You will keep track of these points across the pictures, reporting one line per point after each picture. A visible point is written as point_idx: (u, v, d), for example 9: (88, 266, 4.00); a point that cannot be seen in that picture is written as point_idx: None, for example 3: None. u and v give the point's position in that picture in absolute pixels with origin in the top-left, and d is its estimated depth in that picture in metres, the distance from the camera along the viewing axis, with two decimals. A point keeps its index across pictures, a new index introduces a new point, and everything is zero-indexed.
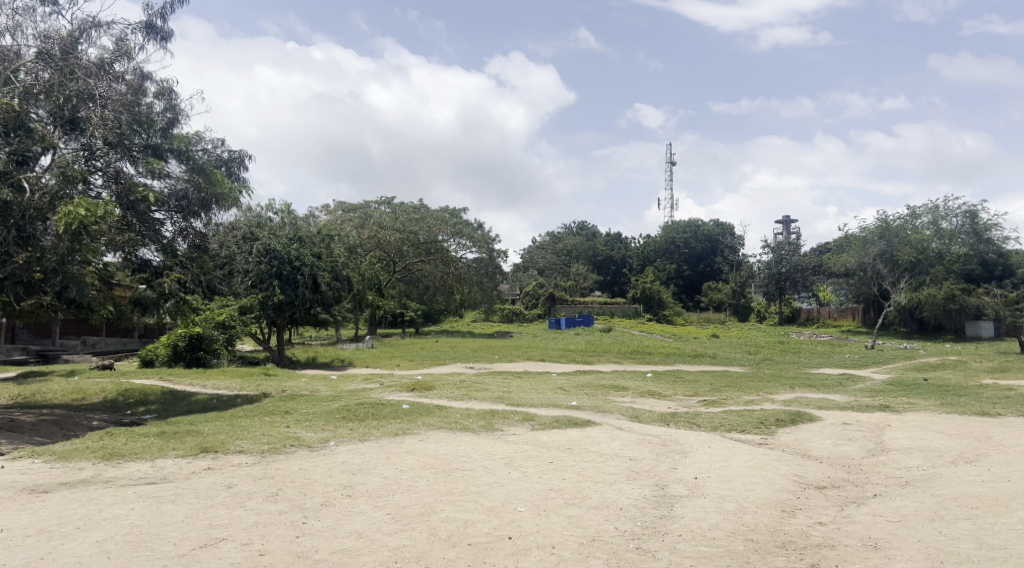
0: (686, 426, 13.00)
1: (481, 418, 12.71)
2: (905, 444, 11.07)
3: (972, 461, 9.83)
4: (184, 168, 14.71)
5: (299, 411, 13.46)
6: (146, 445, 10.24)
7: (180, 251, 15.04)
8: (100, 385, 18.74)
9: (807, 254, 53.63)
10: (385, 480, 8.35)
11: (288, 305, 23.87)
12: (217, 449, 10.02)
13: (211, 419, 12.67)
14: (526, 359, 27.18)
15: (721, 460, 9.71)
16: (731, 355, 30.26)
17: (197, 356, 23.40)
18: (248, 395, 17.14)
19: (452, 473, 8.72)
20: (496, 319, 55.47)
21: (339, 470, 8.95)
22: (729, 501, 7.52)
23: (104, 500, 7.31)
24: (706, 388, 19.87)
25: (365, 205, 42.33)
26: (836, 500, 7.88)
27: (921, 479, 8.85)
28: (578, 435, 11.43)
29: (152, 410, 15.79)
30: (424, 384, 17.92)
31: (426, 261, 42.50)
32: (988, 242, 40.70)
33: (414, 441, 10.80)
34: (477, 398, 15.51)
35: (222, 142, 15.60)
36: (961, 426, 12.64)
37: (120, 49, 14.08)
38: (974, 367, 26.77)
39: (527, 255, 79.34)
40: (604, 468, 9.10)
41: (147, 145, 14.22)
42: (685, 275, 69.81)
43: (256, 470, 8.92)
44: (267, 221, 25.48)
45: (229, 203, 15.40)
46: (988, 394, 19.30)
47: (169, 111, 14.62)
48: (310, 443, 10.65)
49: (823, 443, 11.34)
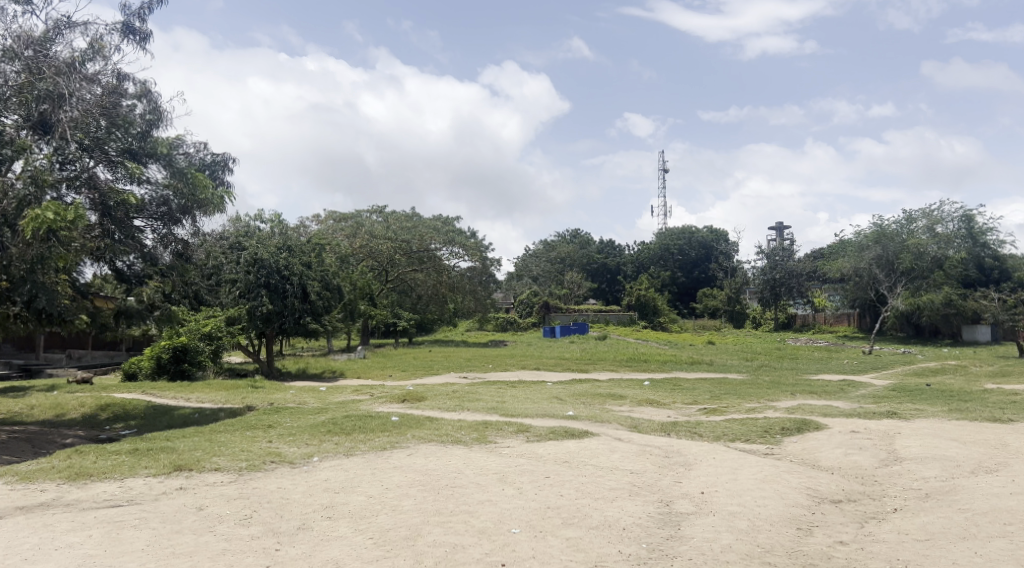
0: (688, 436, 12.47)
1: (473, 430, 12.13)
2: (919, 453, 10.54)
3: (993, 471, 9.30)
4: (165, 173, 14.27)
5: (284, 425, 12.87)
6: (115, 464, 9.62)
7: (162, 260, 14.50)
8: (79, 399, 18.08)
9: (801, 260, 53.28)
10: (369, 500, 7.77)
11: (277, 315, 23.27)
12: (191, 467, 9.44)
13: (190, 434, 12.05)
14: (520, 368, 26.68)
15: (728, 472, 9.18)
16: (729, 362, 29.65)
17: (181, 369, 22.75)
18: (232, 408, 16.53)
19: (442, 490, 8.14)
20: (491, 328, 54.80)
21: (320, 489, 8.34)
22: (740, 519, 6.96)
23: (59, 527, 6.68)
24: (706, 395, 19.39)
25: (357, 214, 42.24)
26: (855, 516, 7.32)
27: (942, 490, 8.32)
28: (575, 446, 10.87)
29: (132, 426, 15.14)
30: (415, 394, 17.33)
31: (419, 270, 41.86)
32: (983, 245, 41.40)
33: (402, 456, 10.23)
34: (470, 409, 14.92)
35: (205, 145, 15.11)
36: (973, 433, 12.11)
37: (94, 48, 13.54)
38: (974, 371, 26.37)
39: (521, 263, 78.88)
40: (604, 482, 8.53)
41: (125, 148, 13.78)
42: (679, 282, 69.24)
43: (232, 490, 8.32)
44: (257, 230, 25.12)
45: (212, 209, 14.85)
46: (993, 399, 18.79)
47: (151, 114, 14.07)
48: (291, 460, 10.08)
49: (832, 453, 10.82)
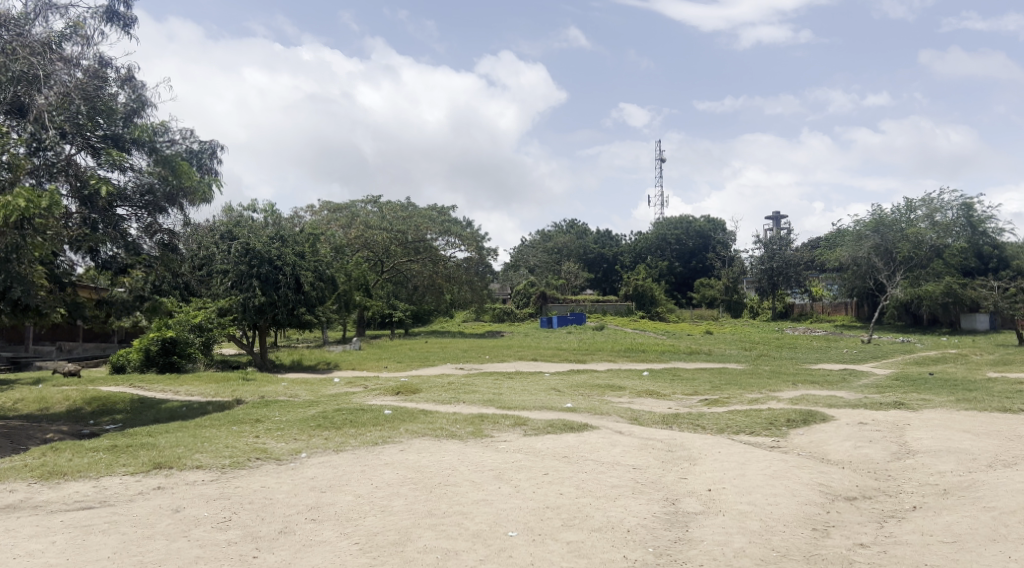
0: (690, 429, 12.04)
1: (469, 424, 11.68)
2: (931, 445, 10.12)
3: (1011, 464, 8.88)
4: (150, 161, 13.67)
5: (273, 419, 12.41)
6: (92, 462, 9.16)
7: (146, 249, 13.95)
8: (64, 393, 17.57)
9: (799, 250, 52.81)
10: (357, 500, 7.33)
11: (270, 307, 22.76)
12: (171, 465, 8.98)
13: (174, 429, 11.60)
14: (517, 359, 26.25)
15: (735, 467, 8.73)
16: (727, 351, 29.18)
17: (170, 361, 22.26)
18: (221, 401, 16.05)
19: (435, 489, 7.69)
20: (488, 320, 54.23)
21: (307, 489, 7.88)
22: (752, 519, 6.55)
23: (22, 533, 6.22)
24: (706, 386, 18.97)
25: (351, 204, 41.68)
26: (872, 515, 6.91)
27: (961, 486, 7.90)
28: (575, 440, 10.44)
29: (117, 420, 14.68)
30: (409, 387, 16.89)
31: (415, 260, 41.33)
32: (983, 233, 40.86)
33: (393, 452, 9.77)
34: (465, 401, 14.47)
35: (192, 133, 14.57)
36: (985, 424, 11.67)
37: (74, 30, 12.95)
38: (975, 360, 25.98)
39: (517, 253, 78.34)
40: (606, 479, 8.10)
41: (107, 135, 13.22)
42: (676, 272, 68.67)
43: (212, 490, 7.86)
44: (249, 221, 24.69)
45: (198, 198, 14.31)
46: (1000, 389, 18.33)
47: (133, 102, 13.55)
48: (278, 456, 9.64)
49: (841, 445, 10.40)
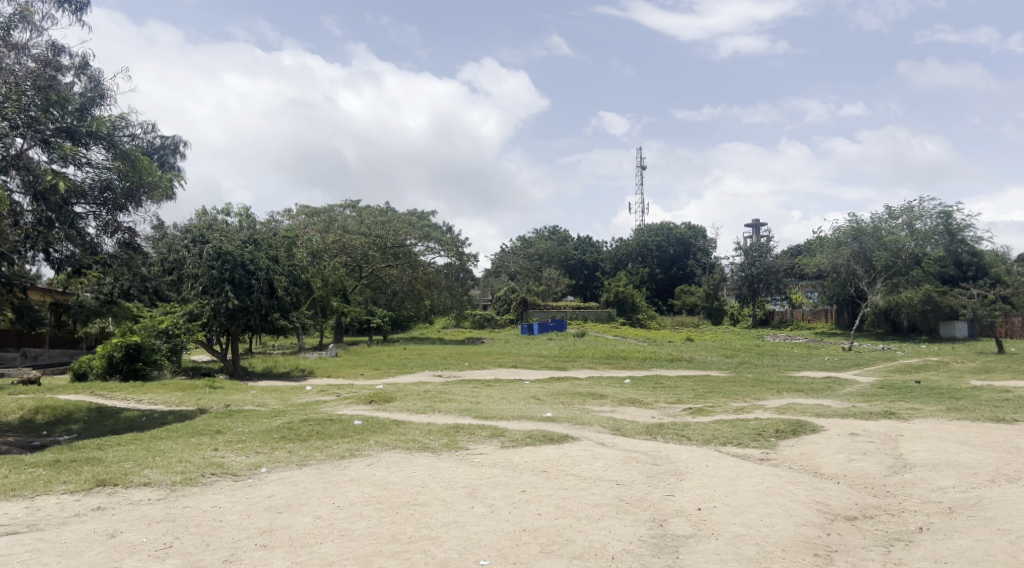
0: (676, 440, 11.46)
1: (443, 435, 11.03)
2: (928, 458, 9.62)
3: (1015, 480, 8.41)
4: (108, 155, 12.89)
5: (234, 430, 11.66)
6: (29, 479, 8.40)
7: (105, 249, 13.13)
8: (18, 402, 16.61)
9: (779, 257, 52.60)
10: (316, 522, 6.67)
11: (242, 312, 21.81)
12: (117, 483, 8.25)
13: (126, 442, 10.82)
14: (496, 366, 25.64)
15: (725, 483, 8.16)
16: (709, 359, 28.78)
17: (135, 368, 21.28)
18: (182, 411, 15.24)
19: (402, 509, 7.04)
20: (468, 326, 53.48)
21: (262, 509, 7.20)
22: (747, 543, 5.98)
23: None
24: (688, 394, 18.45)
25: (328, 209, 40.82)
26: (876, 537, 6.38)
27: (967, 504, 7.40)
28: (554, 453, 9.81)
29: (71, 432, 13.82)
30: (383, 395, 16.13)
31: (393, 266, 40.54)
32: (961, 242, 40.39)
33: (360, 467, 9.09)
34: (441, 411, 13.76)
35: (153, 128, 13.81)
36: (982, 436, 11.21)
37: (22, 14, 12.16)
38: (957, 368, 25.71)
39: (498, 259, 77.70)
40: (588, 497, 7.49)
41: (61, 128, 12.42)
42: (658, 279, 68.26)
43: (157, 512, 7.15)
44: (223, 224, 23.85)
45: (160, 195, 13.50)
46: (986, 397, 17.96)
47: (89, 92, 12.76)
48: (235, 471, 8.93)
49: (834, 458, 9.87)
